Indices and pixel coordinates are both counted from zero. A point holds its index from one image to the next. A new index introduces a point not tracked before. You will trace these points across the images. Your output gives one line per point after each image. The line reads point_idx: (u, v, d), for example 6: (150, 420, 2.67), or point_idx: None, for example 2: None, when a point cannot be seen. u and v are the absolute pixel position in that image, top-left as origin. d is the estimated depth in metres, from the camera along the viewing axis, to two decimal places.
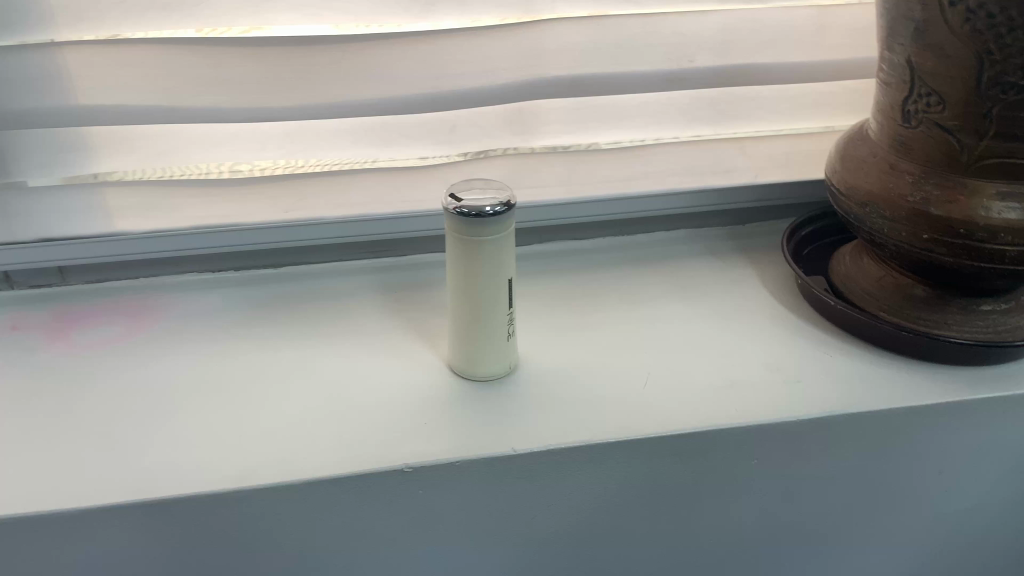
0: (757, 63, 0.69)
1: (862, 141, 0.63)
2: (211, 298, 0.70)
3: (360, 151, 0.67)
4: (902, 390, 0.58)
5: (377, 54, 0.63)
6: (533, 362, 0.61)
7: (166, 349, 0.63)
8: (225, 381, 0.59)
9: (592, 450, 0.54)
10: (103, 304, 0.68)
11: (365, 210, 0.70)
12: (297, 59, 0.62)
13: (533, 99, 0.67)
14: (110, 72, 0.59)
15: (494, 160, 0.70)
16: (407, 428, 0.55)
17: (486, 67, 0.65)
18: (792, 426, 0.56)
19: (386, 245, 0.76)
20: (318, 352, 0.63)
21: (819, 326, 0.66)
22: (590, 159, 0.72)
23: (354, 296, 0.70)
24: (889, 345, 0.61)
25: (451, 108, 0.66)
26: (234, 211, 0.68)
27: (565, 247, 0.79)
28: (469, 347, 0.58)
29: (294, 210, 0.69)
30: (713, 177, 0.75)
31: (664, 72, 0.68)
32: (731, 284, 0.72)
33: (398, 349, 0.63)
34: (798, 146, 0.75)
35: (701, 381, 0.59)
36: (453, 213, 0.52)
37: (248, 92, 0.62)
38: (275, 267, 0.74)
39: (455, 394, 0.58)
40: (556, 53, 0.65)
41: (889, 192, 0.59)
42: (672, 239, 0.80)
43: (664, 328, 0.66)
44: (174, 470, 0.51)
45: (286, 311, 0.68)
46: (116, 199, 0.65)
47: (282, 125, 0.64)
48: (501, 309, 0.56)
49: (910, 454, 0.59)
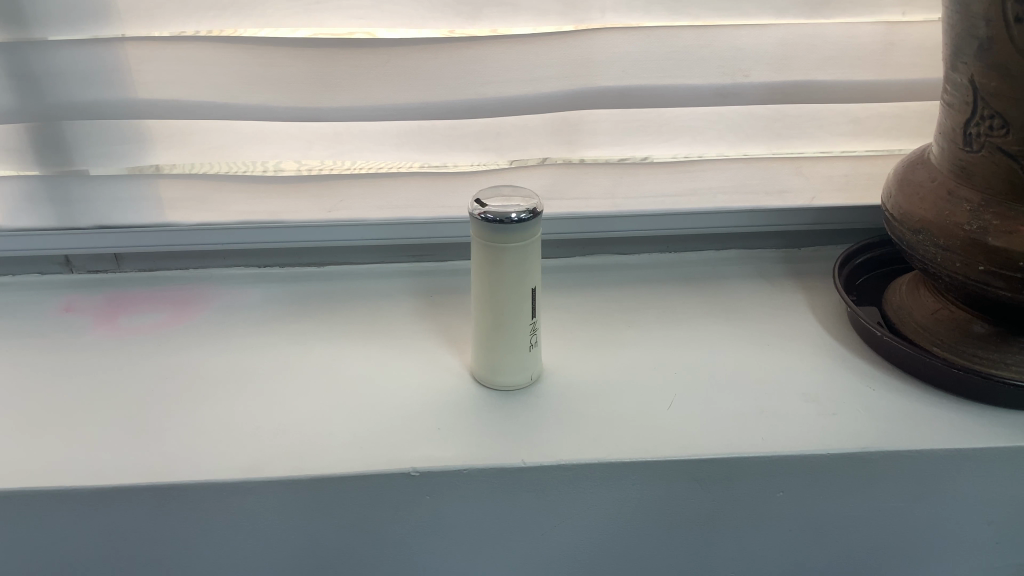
0: (818, 79, 0.66)
1: (922, 165, 0.59)
2: (252, 292, 0.71)
3: (405, 155, 0.67)
4: (948, 431, 0.54)
5: (422, 58, 0.63)
6: (557, 375, 0.60)
7: (203, 339, 0.65)
8: (254, 373, 0.60)
9: (605, 469, 0.52)
10: (151, 292, 0.71)
11: (406, 213, 0.71)
12: (344, 60, 0.62)
13: (579, 109, 0.66)
14: (166, 68, 0.61)
15: (537, 169, 0.69)
16: (421, 433, 0.54)
17: (532, 75, 0.64)
18: (821, 460, 0.53)
19: (427, 249, 0.76)
20: (346, 352, 0.63)
21: (866, 358, 0.62)
22: (637, 172, 0.70)
23: (390, 300, 0.71)
24: (939, 382, 0.58)
25: (495, 114, 0.65)
26: (278, 208, 0.69)
27: (608, 261, 0.77)
28: (490, 354, 0.57)
29: (336, 210, 0.70)
30: (766, 197, 0.73)
31: (717, 86, 0.66)
32: (777, 308, 0.69)
33: (424, 355, 0.63)
34: (860, 168, 0.72)
35: (730, 407, 0.57)
36: (478, 218, 0.52)
37: (296, 91, 0.63)
38: (317, 265, 0.75)
39: (474, 402, 0.57)
40: (605, 63, 0.64)
41: (945, 219, 0.55)
42: (721, 260, 0.77)
43: (699, 349, 0.63)
44: (191, 456, 0.52)
45: (321, 309, 0.69)
46: (169, 191, 0.68)
47: (327, 124, 0.65)
48: (524, 319, 0.56)
49: (951, 500, 0.55)
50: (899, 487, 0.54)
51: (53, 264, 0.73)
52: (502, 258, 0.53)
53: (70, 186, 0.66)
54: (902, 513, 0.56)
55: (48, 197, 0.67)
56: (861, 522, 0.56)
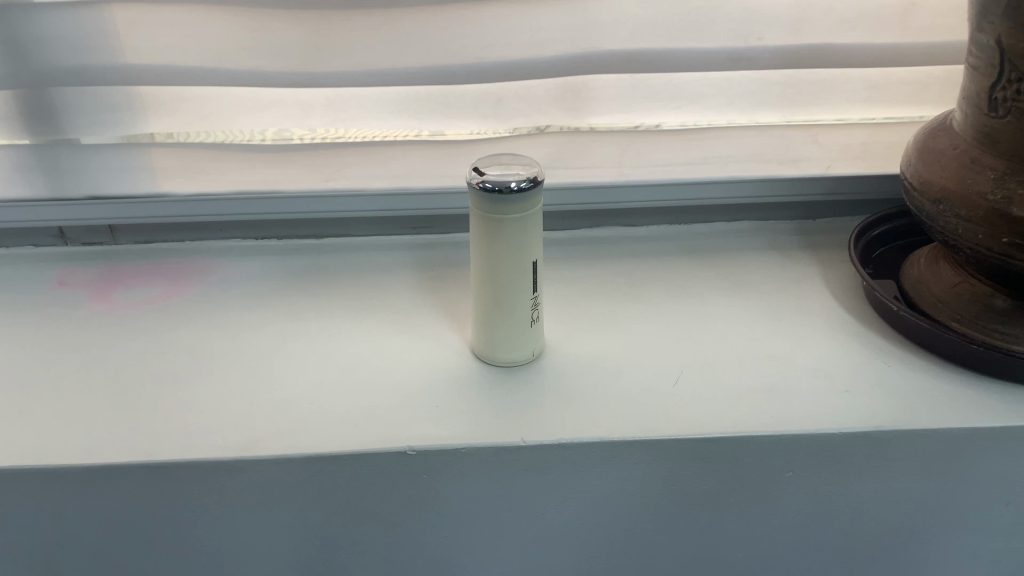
0: (835, 43, 0.63)
1: (943, 132, 0.56)
2: (250, 265, 0.70)
3: (403, 123, 0.65)
4: (965, 410, 0.52)
5: (419, 21, 0.60)
6: (561, 352, 0.58)
7: (199, 314, 0.63)
8: (249, 349, 0.59)
9: (607, 448, 0.51)
10: (146, 265, 0.69)
11: (407, 183, 0.68)
12: (339, 23, 0.59)
13: (585, 74, 0.63)
14: (154, 32, 0.58)
15: (541, 138, 0.67)
16: (419, 410, 0.53)
17: (536, 38, 0.61)
18: (832, 440, 0.51)
19: (429, 221, 0.73)
20: (344, 327, 0.62)
21: (881, 333, 0.60)
22: (645, 140, 0.68)
23: (391, 273, 0.69)
24: (957, 359, 0.55)
25: (497, 79, 0.63)
26: (274, 177, 0.67)
27: (616, 233, 0.74)
28: (490, 330, 0.56)
29: (334, 179, 0.68)
30: (779, 165, 0.70)
31: (730, 50, 0.63)
32: (790, 282, 0.66)
33: (424, 331, 0.61)
34: (879, 136, 0.69)
35: (739, 385, 0.55)
36: (476, 188, 0.50)
37: (289, 56, 0.60)
38: (316, 237, 0.74)
39: (473, 379, 0.56)
40: (611, 26, 0.61)
41: (967, 189, 0.52)
42: (733, 232, 0.74)
43: (707, 325, 0.61)
44: (183, 433, 0.51)
45: (320, 284, 0.67)
46: (162, 161, 0.65)
47: (321, 92, 0.62)
48: (525, 293, 0.54)
49: (967, 479, 0.53)
50: (913, 467, 0.52)
51: (48, 236, 0.72)
52: (501, 230, 0.51)
53: (60, 156, 0.64)
54: (917, 494, 0.54)
55: (38, 167, 0.65)
56: (875, 502, 0.55)
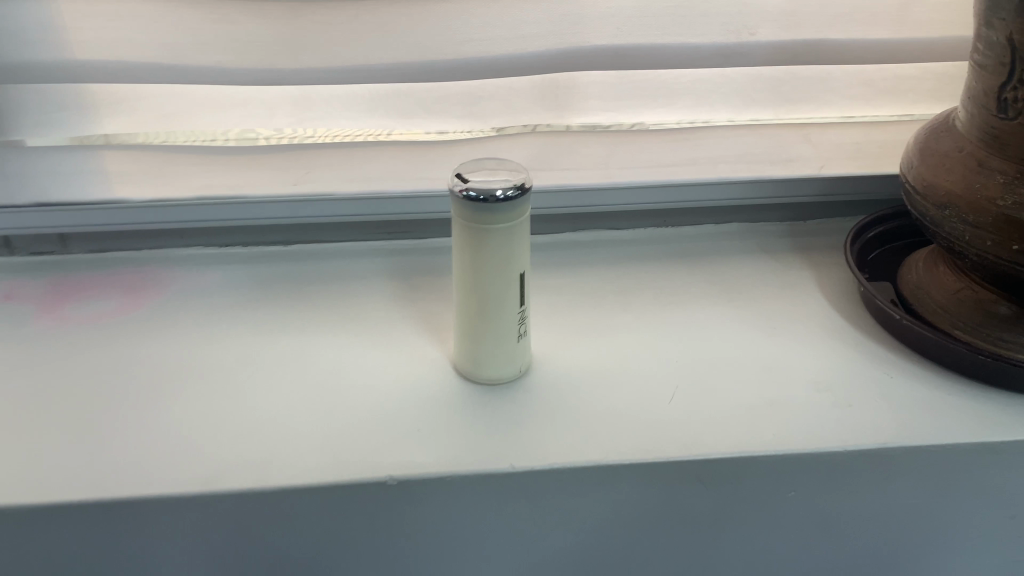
0: (831, 39, 0.60)
1: (947, 133, 0.54)
2: (213, 275, 0.65)
3: (376, 122, 0.60)
4: (973, 423, 0.50)
5: (392, 13, 0.56)
6: (548, 367, 0.55)
7: (159, 329, 0.59)
8: (213, 367, 0.55)
9: (602, 472, 0.47)
10: (101, 276, 0.65)
11: (382, 186, 0.65)
12: (306, 17, 0.55)
13: (571, 71, 0.59)
14: (103, 25, 0.53)
15: (522, 138, 0.63)
16: (400, 434, 0.49)
17: (517, 33, 0.57)
18: (838, 458, 0.48)
19: (405, 225, 0.70)
20: (316, 342, 0.58)
21: (881, 342, 0.58)
22: (633, 140, 0.64)
23: (365, 282, 0.65)
24: (961, 369, 0.53)
25: (476, 76, 0.59)
26: (238, 181, 0.63)
27: (601, 237, 0.71)
28: (474, 346, 0.52)
29: (303, 182, 0.64)
30: (773, 166, 0.67)
31: (721, 46, 0.60)
32: (783, 287, 0.64)
33: (402, 345, 0.57)
34: (872, 135, 0.66)
35: (738, 398, 0.52)
36: (459, 196, 0.46)
37: (252, 51, 0.56)
38: (285, 243, 0.69)
39: (456, 398, 0.52)
40: (597, 19, 0.58)
41: (974, 194, 0.50)
42: (722, 234, 0.72)
43: (701, 334, 0.58)
44: (142, 464, 0.46)
45: (290, 294, 0.63)
46: (115, 165, 0.60)
47: (286, 89, 0.57)
48: (512, 307, 0.50)
49: (975, 495, 0.51)
50: (919, 484, 0.50)
51: None
52: (486, 241, 0.47)
53: (1, 160, 0.59)
54: (923, 511, 0.52)
55: None
56: (880, 521, 0.52)
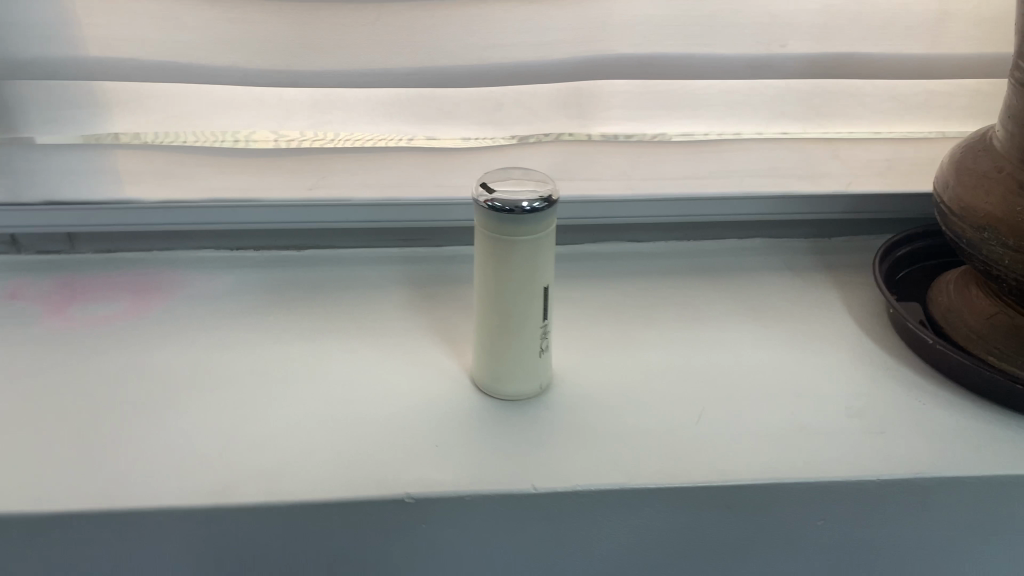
0: (864, 53, 0.59)
1: (985, 152, 0.52)
2: (224, 278, 0.64)
3: (395, 127, 0.59)
4: (1007, 455, 0.48)
5: (415, 17, 0.54)
6: (568, 384, 0.54)
7: (167, 334, 0.57)
8: (223, 376, 0.53)
9: (625, 495, 0.46)
10: (109, 277, 0.63)
11: (399, 193, 0.63)
12: (327, 18, 0.54)
13: (596, 79, 0.58)
14: (120, 21, 0.52)
15: (542, 147, 0.61)
16: (416, 450, 0.47)
17: (543, 39, 0.56)
18: (868, 487, 0.47)
19: (420, 233, 0.68)
20: (329, 352, 0.56)
21: (910, 365, 0.56)
22: (657, 151, 0.63)
23: (379, 290, 0.63)
24: (995, 396, 0.52)
25: (500, 82, 0.57)
26: (252, 184, 0.61)
27: (620, 249, 0.70)
28: (494, 360, 0.50)
29: (318, 188, 0.62)
30: (799, 182, 0.66)
31: (750, 58, 0.58)
32: (808, 306, 0.62)
33: (418, 357, 0.56)
34: (902, 153, 0.64)
35: (764, 422, 0.51)
36: (484, 207, 0.45)
37: (270, 52, 0.54)
38: (297, 248, 0.68)
39: (474, 414, 0.51)
40: (625, 27, 0.56)
41: (1016, 217, 0.48)
42: (744, 249, 0.70)
43: (725, 353, 0.57)
44: (149, 474, 0.45)
45: (302, 301, 0.61)
46: (127, 165, 0.59)
47: (304, 91, 0.56)
48: (535, 321, 0.49)
49: (1008, 527, 0.49)
50: (951, 516, 0.48)
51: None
52: (511, 253, 0.46)
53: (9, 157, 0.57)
54: (953, 543, 0.50)
55: None
56: (908, 552, 0.50)
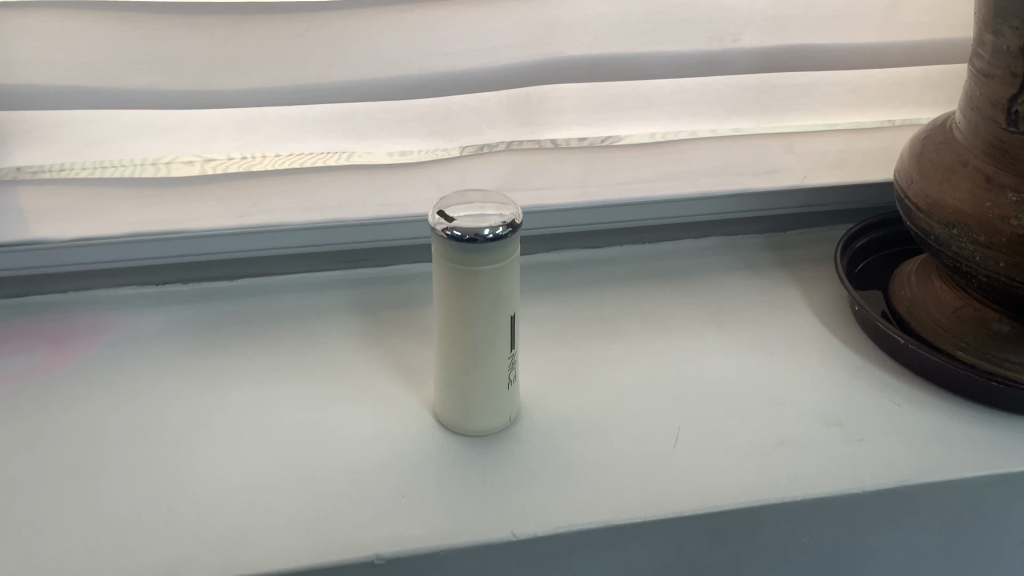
0: (816, 45, 0.57)
1: (946, 145, 0.51)
2: (151, 319, 0.58)
3: (332, 144, 0.54)
4: (988, 452, 0.47)
5: (351, 27, 0.50)
6: (537, 412, 0.50)
7: (93, 390, 0.52)
8: (161, 433, 0.48)
9: (610, 533, 0.43)
10: (19, 326, 0.57)
11: (339, 214, 0.58)
12: (251, 31, 0.48)
13: (545, 84, 0.55)
14: (12, 45, 0.46)
15: (492, 158, 0.58)
16: (381, 503, 0.44)
17: (488, 44, 0.52)
18: (854, 500, 0.45)
19: (364, 254, 0.64)
20: (277, 395, 0.52)
21: (880, 363, 0.55)
22: (611, 155, 0.60)
23: (324, 320, 0.59)
24: (968, 394, 0.51)
25: (443, 93, 0.53)
26: (178, 215, 0.56)
27: (576, 257, 0.67)
28: (459, 396, 0.47)
29: (251, 214, 0.57)
30: (755, 178, 0.64)
31: (703, 53, 0.56)
32: (772, 307, 0.61)
33: (373, 394, 0.52)
34: (857, 143, 0.64)
35: (745, 438, 0.49)
36: (443, 236, 0.41)
37: (191, 70, 0.49)
38: (230, 279, 0.62)
39: (442, 456, 0.47)
40: (574, 28, 0.53)
41: (984, 212, 0.47)
42: (701, 250, 0.68)
43: (695, 364, 0.55)
44: (84, 559, 0.40)
45: (241, 340, 0.57)
46: (31, 202, 0.53)
47: (231, 111, 0.51)
48: (502, 352, 0.45)
49: (990, 526, 0.49)
50: (938, 521, 0.48)
51: None
52: (473, 283, 0.42)
53: None
54: (937, 546, 0.49)
55: None
56: (894, 557, 0.49)
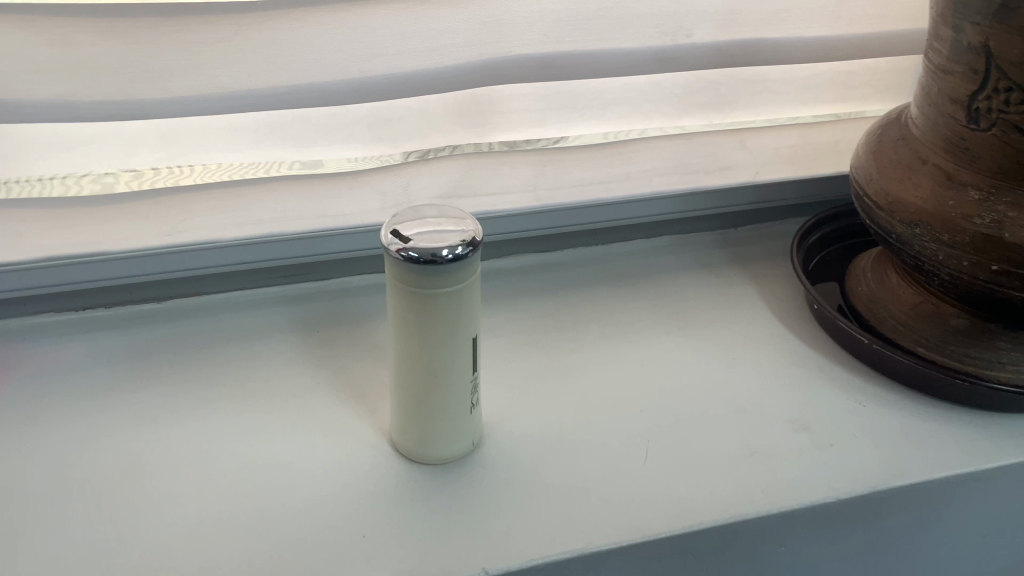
0: (769, 38, 0.55)
1: (904, 141, 0.50)
2: (73, 350, 0.53)
3: (266, 153, 0.50)
4: (954, 451, 0.47)
5: (282, 28, 0.45)
6: (500, 433, 0.48)
7: (10, 434, 0.47)
8: (91, 481, 0.44)
9: (585, 562, 0.41)
10: None
11: (276, 228, 0.54)
12: (171, 35, 0.44)
13: (493, 85, 0.52)
14: None
15: (440, 163, 0.55)
16: (341, 545, 0.41)
17: (432, 44, 0.49)
18: (829, 510, 0.44)
19: (305, 268, 0.60)
20: (219, 429, 0.48)
21: (842, 363, 0.54)
22: (564, 157, 0.58)
23: (264, 343, 0.55)
24: (931, 391, 0.51)
25: (385, 97, 0.50)
26: (97, 236, 0.51)
27: (528, 263, 0.64)
28: (419, 424, 0.44)
29: (179, 233, 0.53)
30: (708, 176, 0.63)
31: (656, 50, 0.53)
32: (731, 308, 0.59)
33: (324, 423, 0.48)
34: (807, 138, 0.63)
35: (716, 450, 0.47)
36: (398, 258, 0.38)
37: (107, 79, 0.44)
38: (158, 301, 0.58)
39: (403, 488, 0.44)
40: (523, 25, 0.50)
41: (947, 211, 0.46)
42: (655, 251, 0.66)
43: (659, 373, 0.53)
44: None
45: (175, 369, 0.52)
46: None
47: (154, 122, 0.46)
48: (464, 376, 0.43)
49: (958, 524, 0.49)
50: (910, 523, 0.47)
51: None
52: (432, 307, 0.39)
53: None
54: (908, 548, 0.49)
55: None
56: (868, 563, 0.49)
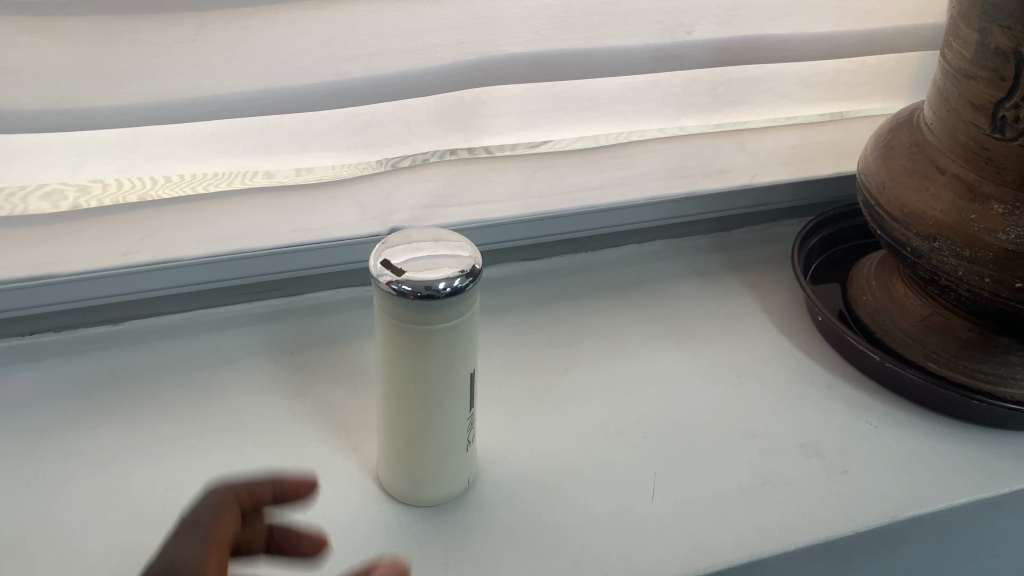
0: (772, 35, 0.52)
1: (917, 146, 0.47)
2: (21, 380, 0.48)
3: (232, 163, 0.45)
4: (971, 475, 0.45)
5: (250, 27, 0.41)
6: (495, 467, 0.44)
7: None
8: (45, 533, 0.39)
9: None
10: None
11: (245, 243, 0.50)
12: (124, 34, 0.39)
13: (480, 87, 0.48)
14: None
15: (424, 171, 0.51)
16: None
17: (415, 44, 0.45)
18: (846, 543, 0.42)
19: (277, 283, 0.55)
20: (186, 469, 0.43)
21: (849, 379, 0.52)
22: (556, 162, 0.54)
23: (234, 368, 0.50)
24: (943, 410, 0.48)
25: (364, 102, 0.45)
26: (44, 256, 0.46)
27: (516, 272, 0.61)
28: (412, 466, 0.40)
29: (136, 251, 0.48)
30: (704, 179, 0.60)
31: (654, 48, 0.50)
32: (730, 321, 0.56)
33: (303, 459, 0.44)
34: (809, 138, 0.60)
35: (725, 480, 0.44)
36: (388, 291, 0.34)
37: (50, 84, 0.39)
38: (115, 322, 0.53)
39: (393, 533, 0.41)
40: (515, 22, 0.46)
41: (969, 226, 0.44)
42: (647, 257, 0.63)
43: (660, 395, 0.50)
44: None
45: (135, 400, 0.48)
46: None
47: (106, 133, 0.41)
48: (461, 414, 0.39)
49: (971, 549, 0.47)
50: (925, 551, 0.45)
51: None
52: (426, 343, 0.36)
53: None
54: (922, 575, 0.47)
55: None
56: None
